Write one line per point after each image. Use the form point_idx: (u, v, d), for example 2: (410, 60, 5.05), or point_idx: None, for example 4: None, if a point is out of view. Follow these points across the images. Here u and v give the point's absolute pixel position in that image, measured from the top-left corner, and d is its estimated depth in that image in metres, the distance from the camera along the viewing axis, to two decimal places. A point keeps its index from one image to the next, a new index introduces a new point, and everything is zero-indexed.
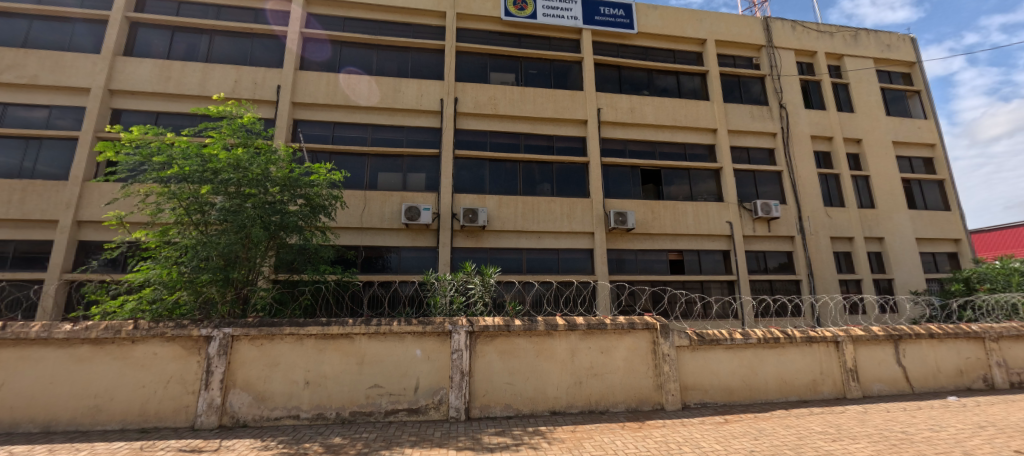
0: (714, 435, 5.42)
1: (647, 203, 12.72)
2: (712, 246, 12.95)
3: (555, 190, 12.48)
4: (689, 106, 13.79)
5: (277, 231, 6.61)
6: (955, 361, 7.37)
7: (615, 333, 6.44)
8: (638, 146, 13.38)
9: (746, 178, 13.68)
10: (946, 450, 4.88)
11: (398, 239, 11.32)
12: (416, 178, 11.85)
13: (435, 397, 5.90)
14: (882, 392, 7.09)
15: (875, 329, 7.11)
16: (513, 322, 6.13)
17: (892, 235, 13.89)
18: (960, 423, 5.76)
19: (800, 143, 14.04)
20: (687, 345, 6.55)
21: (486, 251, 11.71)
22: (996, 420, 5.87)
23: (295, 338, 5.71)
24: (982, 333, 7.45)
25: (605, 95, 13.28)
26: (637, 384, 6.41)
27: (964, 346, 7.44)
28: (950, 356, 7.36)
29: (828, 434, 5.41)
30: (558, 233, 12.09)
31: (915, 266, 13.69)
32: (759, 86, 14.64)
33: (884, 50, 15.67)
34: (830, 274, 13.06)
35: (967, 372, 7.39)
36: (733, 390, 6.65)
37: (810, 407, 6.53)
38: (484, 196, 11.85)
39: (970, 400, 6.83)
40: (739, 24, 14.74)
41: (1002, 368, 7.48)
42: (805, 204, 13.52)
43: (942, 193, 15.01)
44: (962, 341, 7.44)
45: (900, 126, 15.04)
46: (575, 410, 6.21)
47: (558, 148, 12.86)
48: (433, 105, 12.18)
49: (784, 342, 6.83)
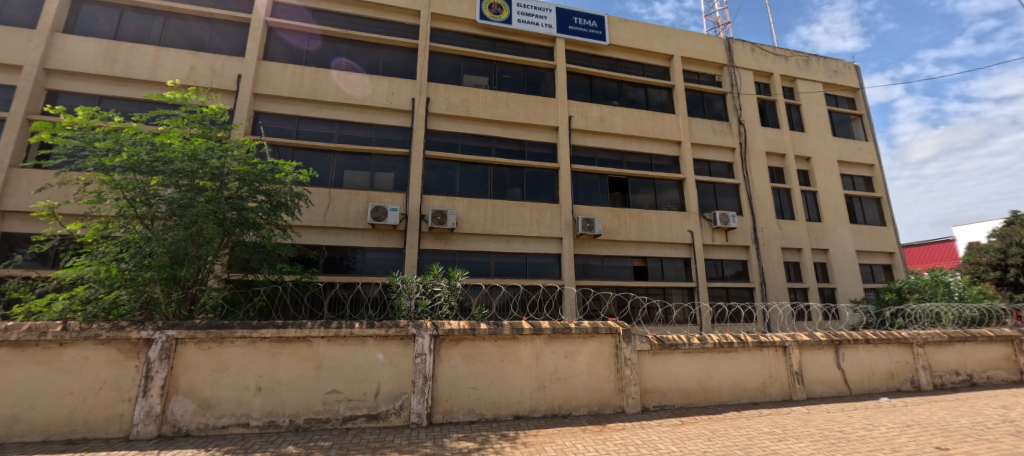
0: (671, 436, 5.58)
1: (614, 211, 13.00)
2: (673, 254, 13.35)
3: (525, 195, 12.50)
4: (656, 117, 14.22)
5: (233, 227, 6.23)
6: (886, 365, 7.92)
7: (579, 337, 6.50)
8: (607, 155, 13.65)
9: (707, 190, 14.24)
10: (881, 448, 5.22)
11: (363, 239, 10.98)
12: (384, 177, 11.57)
13: (397, 402, 5.74)
14: (823, 394, 7.51)
15: (819, 334, 7.53)
16: (479, 326, 6.07)
17: (836, 247, 14.84)
18: (890, 423, 6.18)
19: (757, 158, 14.79)
20: (648, 349, 6.71)
21: (454, 253, 11.56)
22: (921, 419, 6.35)
23: (247, 341, 5.40)
24: (910, 339, 8.07)
25: (576, 103, 13.47)
26: (599, 388, 6.49)
27: (895, 350, 8.01)
28: (882, 359, 7.91)
29: (775, 434, 5.68)
30: (527, 237, 12.13)
31: (854, 276, 14.69)
32: (720, 102, 15.33)
33: (832, 75, 16.79)
34: (780, 282, 13.79)
35: (898, 375, 7.96)
36: (689, 393, 6.86)
37: (759, 409, 6.82)
38: (453, 198, 11.70)
39: (902, 401, 7.34)
40: (704, 42, 15.41)
41: (927, 371, 8.11)
42: (759, 216, 14.26)
43: (880, 209, 16.19)
44: (893, 346, 8.01)
45: (844, 146, 16.16)
46: (539, 414, 6.20)
47: (529, 153, 12.90)
48: (403, 104, 11.95)
49: (737, 347, 7.12)
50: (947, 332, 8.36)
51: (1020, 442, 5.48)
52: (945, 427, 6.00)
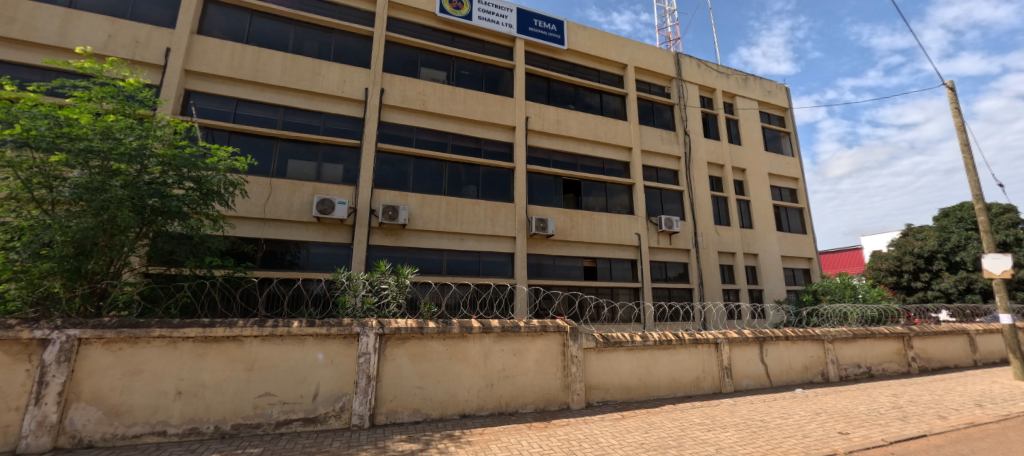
0: (611, 430, 5.77)
1: (567, 212, 13.24)
2: (621, 255, 13.82)
3: (480, 193, 12.41)
4: (609, 123, 14.63)
5: (154, 216, 5.66)
6: (802, 359, 8.68)
7: (528, 335, 6.55)
8: (561, 157, 13.86)
9: (654, 195, 14.88)
10: (794, 434, 5.72)
11: (307, 233, 10.41)
12: (332, 168, 11.02)
13: (337, 404, 5.49)
14: (749, 386, 8.11)
15: (746, 332, 8.14)
16: (427, 324, 5.95)
17: (764, 252, 16.06)
18: (803, 411, 6.79)
19: (699, 167, 15.67)
20: (594, 347, 6.90)
21: (405, 250, 11.25)
22: (829, 407, 7.03)
23: (165, 341, 4.92)
24: (822, 336, 8.91)
25: (533, 105, 13.56)
26: (545, 385, 6.57)
27: (809, 346, 8.80)
28: (799, 354, 8.66)
29: (704, 424, 6.05)
30: (481, 236, 12.05)
31: (779, 278, 15.99)
32: (668, 113, 16.08)
33: (766, 95, 18.14)
34: (716, 283, 14.72)
35: (812, 368, 8.75)
36: (631, 388, 7.13)
37: (693, 402, 7.22)
38: (406, 193, 11.38)
39: (814, 391, 8.08)
40: (656, 54, 16.08)
41: (835, 364, 9.00)
42: (699, 221, 15.12)
43: (802, 218, 17.73)
44: (808, 342, 8.80)
45: (774, 160, 17.54)
46: (485, 412, 6.18)
47: (485, 151, 12.80)
48: (355, 93, 11.44)
49: (675, 344, 7.50)
50: (852, 330, 9.32)
51: (905, 425, 6.23)
52: (847, 414, 6.69)
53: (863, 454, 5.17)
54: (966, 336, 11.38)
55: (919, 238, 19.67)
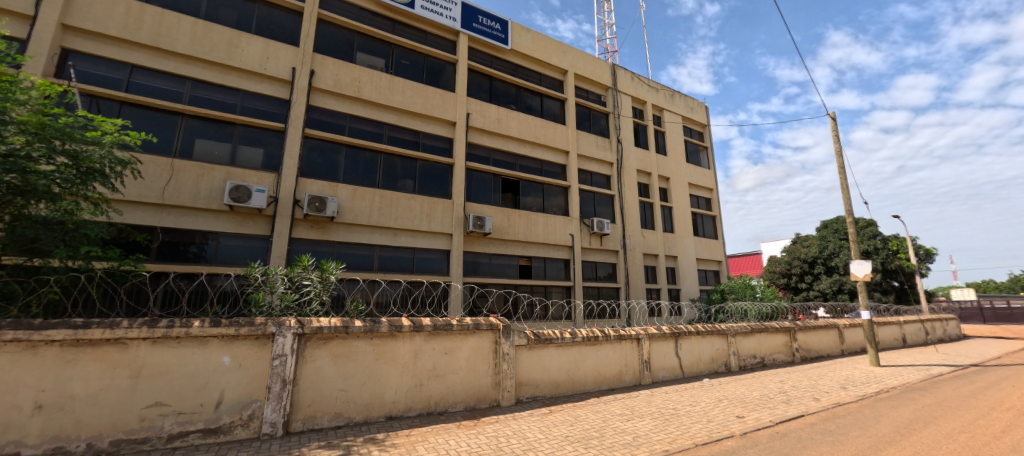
0: (539, 425, 5.85)
1: (505, 211, 13.26)
2: (555, 255, 14.14)
3: (417, 188, 12.00)
4: (548, 126, 14.89)
5: (9, 195, 4.76)
6: (710, 352, 9.49)
7: (460, 333, 6.43)
8: (501, 156, 13.84)
9: (588, 198, 15.41)
10: (700, 420, 6.22)
11: (216, 222, 9.38)
12: (250, 152, 10.03)
13: (245, 412, 4.98)
14: (665, 378, 8.68)
15: (663, 328, 8.75)
16: (353, 323, 5.61)
17: (683, 255, 17.35)
18: (708, 398, 7.41)
19: (629, 173, 16.51)
20: (525, 344, 6.96)
21: (332, 244, 10.56)
22: (730, 394, 7.73)
23: (22, 346, 4.12)
24: (726, 330, 9.82)
25: (475, 102, 13.40)
26: (476, 383, 6.50)
27: (716, 340, 9.66)
28: (707, 347, 9.46)
29: (624, 415, 6.36)
30: (416, 232, 11.66)
31: (693, 279, 17.36)
32: (604, 120, 16.75)
33: (689, 111, 19.60)
34: (640, 283, 15.61)
35: (717, 360, 9.59)
36: (559, 383, 7.29)
37: (615, 394, 7.56)
38: (335, 184, 10.69)
39: (718, 380, 8.84)
40: (594, 63, 16.67)
41: (736, 356, 9.95)
42: (627, 224, 15.94)
43: (715, 225, 19.41)
44: (715, 336, 9.66)
45: (694, 171, 19.02)
46: (413, 413, 5.96)
47: (423, 145, 12.40)
48: (280, 72, 10.51)
49: (601, 340, 7.82)
50: (750, 325, 10.39)
51: (787, 407, 7.05)
52: (744, 399, 7.40)
53: (755, 434, 5.76)
54: (835, 329, 13.16)
55: (805, 246, 22.80)
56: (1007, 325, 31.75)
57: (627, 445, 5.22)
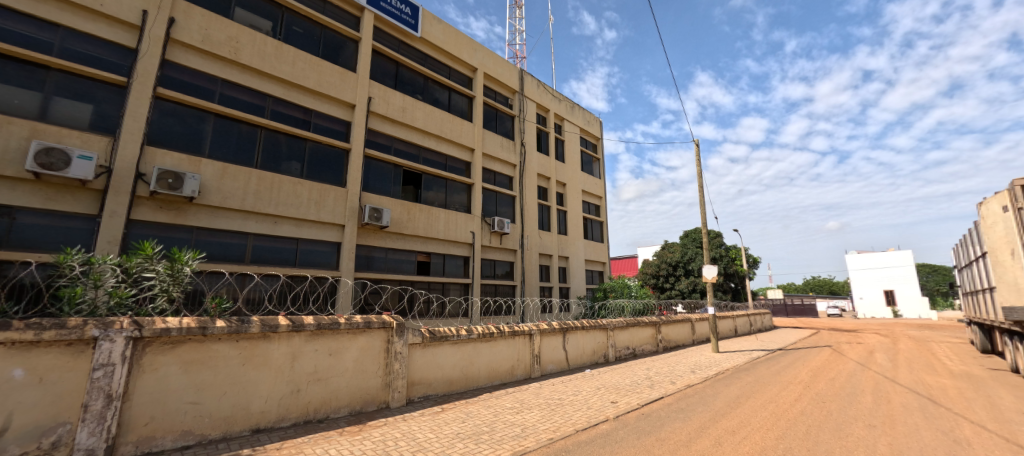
0: (429, 424, 5.56)
1: (404, 204, 12.58)
2: (455, 251, 13.86)
3: (304, 172, 10.73)
4: (455, 121, 14.55)
5: None
6: (593, 344, 10.15)
7: (348, 333, 5.83)
8: (403, 146, 13.10)
9: (490, 197, 15.43)
10: (581, 407, 6.54)
11: (14, 194, 7.25)
12: (76, 109, 7.96)
13: (46, 440, 3.79)
14: (553, 371, 9.01)
15: (552, 323, 9.10)
16: (213, 323, 4.71)
17: (574, 256, 18.41)
18: (587, 387, 7.86)
19: (530, 176, 16.97)
20: (419, 342, 6.61)
21: (191, 230, 8.90)
22: (607, 382, 8.32)
23: None
24: (607, 324, 10.63)
25: (377, 86, 12.46)
26: (364, 385, 5.96)
27: (597, 334, 10.37)
28: (591, 340, 10.11)
29: (513, 408, 6.40)
30: (301, 220, 10.43)
31: (581, 278, 18.54)
32: (510, 123, 16.94)
33: (587, 124, 20.89)
34: (534, 281, 16.16)
35: (598, 352, 10.30)
36: (452, 381, 7.08)
37: (507, 388, 7.60)
38: (198, 159, 9.04)
39: (597, 370, 9.46)
40: (503, 66, 16.79)
41: (614, 348, 10.82)
42: (526, 225, 16.36)
43: (603, 230, 21.00)
44: (597, 331, 10.37)
45: (587, 179, 20.33)
46: (287, 423, 5.24)
47: (315, 126, 11.13)
48: (126, 15, 8.52)
49: (496, 336, 7.81)
50: (626, 319, 11.39)
51: (651, 390, 7.84)
52: (618, 387, 8.01)
53: (626, 416, 6.23)
54: (689, 323, 15.13)
55: (670, 251, 25.95)
56: (803, 318, 40.31)
57: (515, 437, 5.23)
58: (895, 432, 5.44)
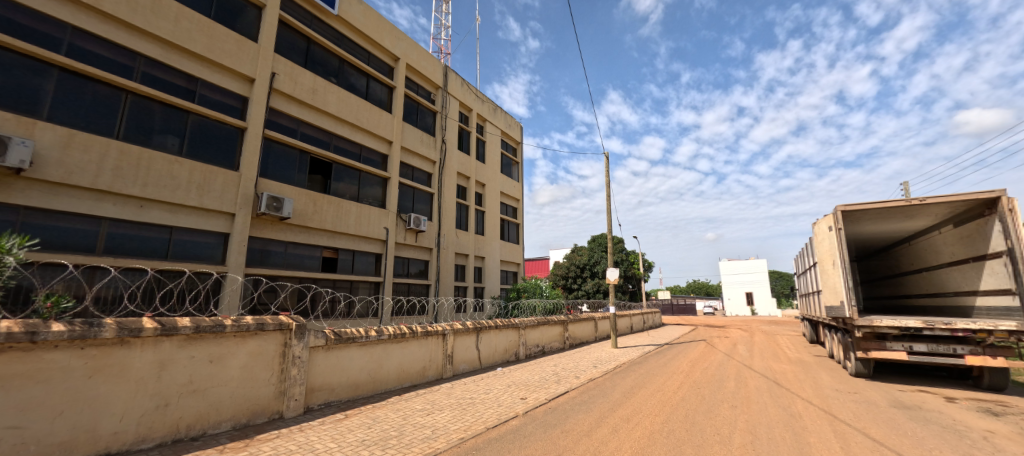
0: (331, 433, 5.03)
1: (310, 194, 11.47)
2: (366, 248, 13.01)
3: (185, 150, 9.19)
4: (372, 110, 13.66)
5: None
6: (505, 343, 10.18)
7: (234, 336, 5.05)
8: (312, 131, 11.94)
9: (407, 193, 14.78)
10: (492, 405, 6.45)
11: None
12: None
13: None
14: (465, 370, 8.81)
15: (466, 323, 8.92)
16: (47, 328, 3.72)
17: (490, 257, 18.43)
18: (499, 385, 7.82)
19: (450, 175, 16.62)
20: (323, 345, 5.97)
21: (18, 210, 7.14)
22: (518, 380, 8.38)
23: None
24: (519, 323, 10.73)
25: (284, 62, 11.17)
26: (252, 395, 5.21)
27: (509, 333, 10.41)
28: (503, 339, 10.12)
29: (424, 410, 6.09)
30: (176, 206, 8.92)
31: (495, 278, 18.66)
32: (431, 119, 16.41)
33: (508, 127, 21.09)
34: (449, 281, 15.86)
35: (510, 350, 10.34)
36: (358, 385, 6.53)
37: (417, 390, 7.24)
38: (35, 123, 7.27)
39: (509, 368, 9.48)
40: (427, 59, 16.21)
41: (525, 346, 10.96)
42: (443, 223, 15.98)
43: (518, 232, 21.39)
44: (509, 330, 10.41)
45: (506, 181, 20.51)
46: (149, 445, 4.35)
47: (201, 96, 9.56)
48: None
49: (408, 336, 7.42)
50: (536, 318, 11.63)
51: (558, 385, 8.05)
52: (527, 383, 8.09)
53: (534, 411, 6.27)
54: (593, 321, 15.98)
55: (578, 254, 27.29)
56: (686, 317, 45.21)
57: (425, 439, 4.95)
58: (751, 411, 6.19)
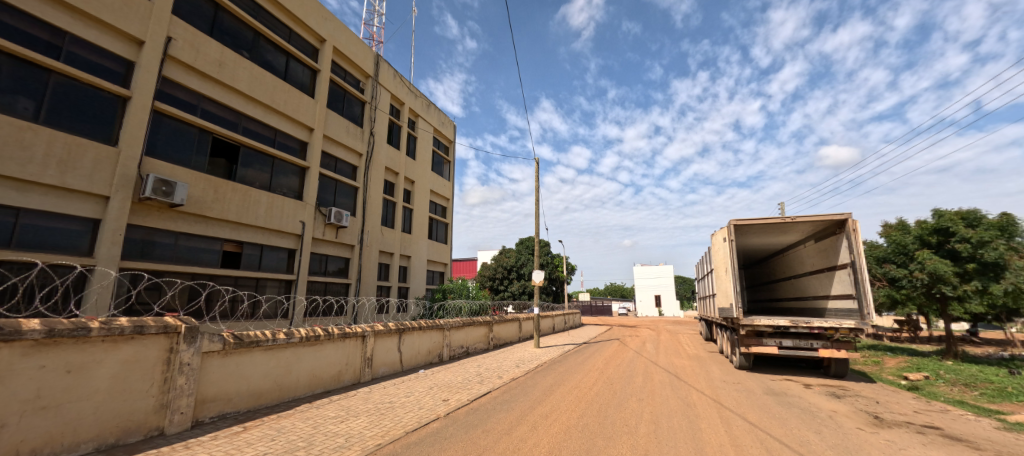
0: (224, 448, 4.39)
1: (210, 180, 10.15)
2: (277, 243, 11.85)
3: (43, 116, 7.60)
4: (292, 93, 12.49)
5: None
6: (428, 345, 9.82)
7: (100, 342, 4.18)
8: (216, 110, 10.60)
9: (328, 185, 13.74)
10: (412, 408, 6.13)
11: None
12: None
13: None
14: (384, 374, 8.32)
15: (387, 324, 8.45)
16: None
17: (416, 256, 17.82)
18: (420, 388, 7.49)
19: (377, 169, 15.78)
20: (218, 350, 5.22)
21: None
22: (441, 381, 8.10)
23: None
24: (444, 324, 10.43)
25: (184, 28, 9.77)
26: (123, 410, 4.36)
27: (434, 334, 10.07)
28: (426, 340, 9.75)
29: (337, 417, 5.60)
30: (26, 183, 7.34)
31: (421, 278, 18.10)
32: (359, 108, 15.45)
33: (440, 124, 20.59)
34: (371, 280, 15.04)
35: (433, 352, 10.00)
36: (261, 393, 5.83)
37: (331, 396, 6.67)
38: None
39: (431, 370, 9.15)
40: (357, 45, 15.24)
41: (449, 347, 10.69)
42: (367, 219, 15.11)
43: (446, 231, 20.97)
44: (434, 331, 10.08)
45: (436, 179, 20.01)
46: None
47: (67, 54, 7.97)
48: None
49: (322, 339, 6.81)
50: (461, 319, 11.40)
51: (481, 385, 7.92)
52: (450, 384, 7.85)
53: (456, 413, 6.07)
54: (518, 322, 16.12)
55: (505, 255, 27.55)
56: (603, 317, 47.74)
57: (337, 448, 4.52)
58: (656, 402, 6.56)
